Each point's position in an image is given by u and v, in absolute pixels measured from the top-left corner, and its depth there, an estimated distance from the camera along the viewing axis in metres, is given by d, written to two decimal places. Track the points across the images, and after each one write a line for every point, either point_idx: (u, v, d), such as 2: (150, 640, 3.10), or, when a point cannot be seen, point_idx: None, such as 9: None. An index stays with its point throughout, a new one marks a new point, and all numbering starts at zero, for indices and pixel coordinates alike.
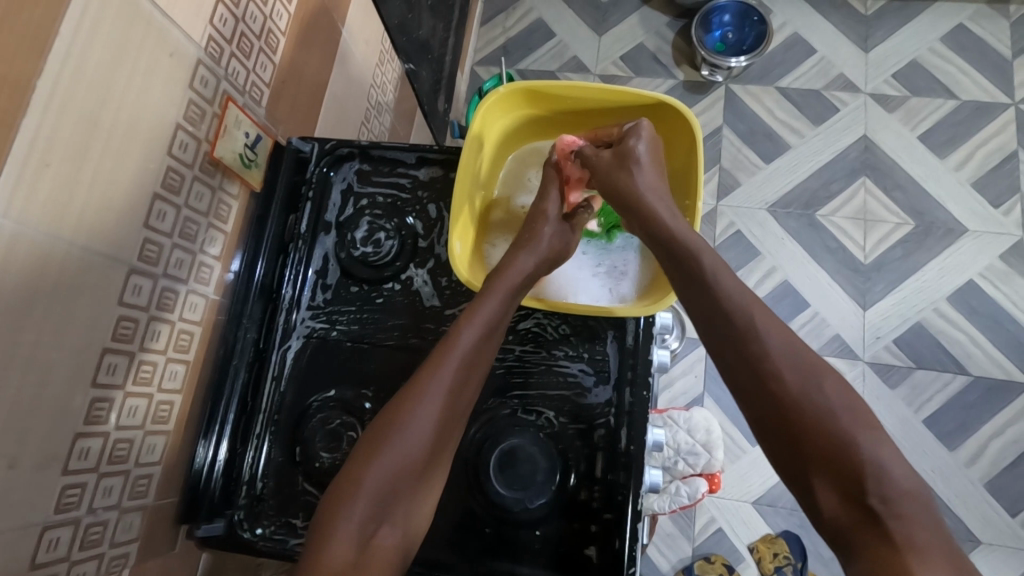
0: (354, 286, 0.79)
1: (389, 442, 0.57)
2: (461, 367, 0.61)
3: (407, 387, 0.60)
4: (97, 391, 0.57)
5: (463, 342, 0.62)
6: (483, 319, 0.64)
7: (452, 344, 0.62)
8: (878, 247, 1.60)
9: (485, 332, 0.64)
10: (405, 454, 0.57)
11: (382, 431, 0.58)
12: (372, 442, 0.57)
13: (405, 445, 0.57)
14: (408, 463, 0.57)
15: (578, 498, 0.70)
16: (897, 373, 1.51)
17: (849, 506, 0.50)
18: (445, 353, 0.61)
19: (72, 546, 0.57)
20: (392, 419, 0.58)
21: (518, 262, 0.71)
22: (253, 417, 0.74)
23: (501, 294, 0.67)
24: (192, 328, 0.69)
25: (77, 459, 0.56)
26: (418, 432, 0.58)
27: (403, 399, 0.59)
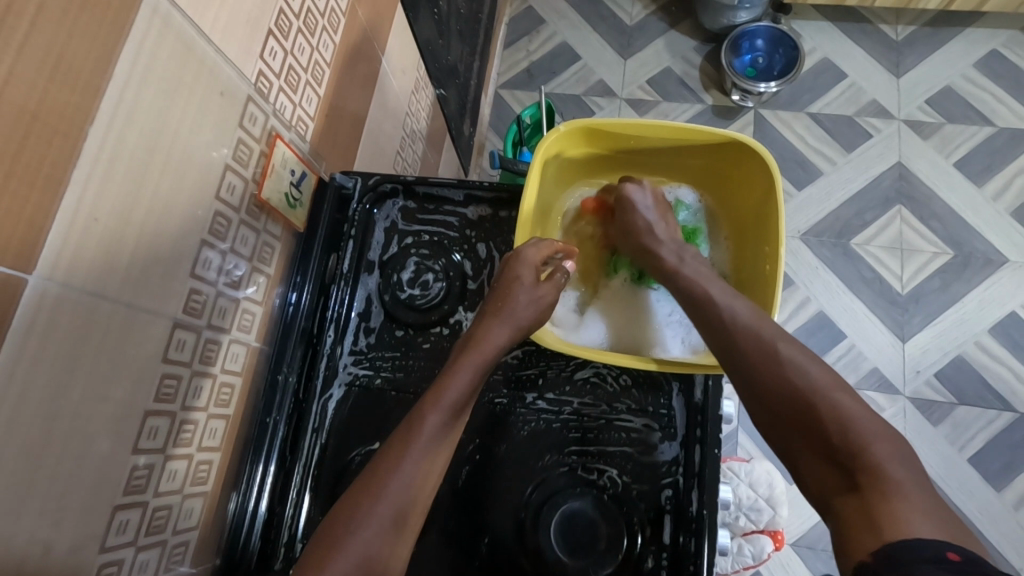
0: (398, 330, 0.75)
1: (342, 548, 0.50)
2: (423, 456, 0.56)
3: (367, 473, 0.55)
4: (139, 457, 0.53)
5: (427, 424, 0.57)
6: (451, 399, 0.59)
7: (417, 428, 0.57)
8: (916, 277, 1.55)
9: (452, 413, 0.59)
10: (366, 546, 0.50)
11: (337, 527, 0.51)
12: (319, 548, 0.50)
13: (361, 553, 0.50)
14: (370, 559, 0.50)
15: (644, 568, 0.64)
16: (939, 410, 1.46)
17: (831, 469, 0.49)
18: (408, 436, 0.56)
19: None
20: (344, 516, 0.52)
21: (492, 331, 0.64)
22: (293, 474, 0.69)
23: (467, 367, 0.61)
24: (233, 381, 0.64)
25: (115, 533, 0.51)
26: (376, 536, 0.51)
27: (363, 492, 0.53)
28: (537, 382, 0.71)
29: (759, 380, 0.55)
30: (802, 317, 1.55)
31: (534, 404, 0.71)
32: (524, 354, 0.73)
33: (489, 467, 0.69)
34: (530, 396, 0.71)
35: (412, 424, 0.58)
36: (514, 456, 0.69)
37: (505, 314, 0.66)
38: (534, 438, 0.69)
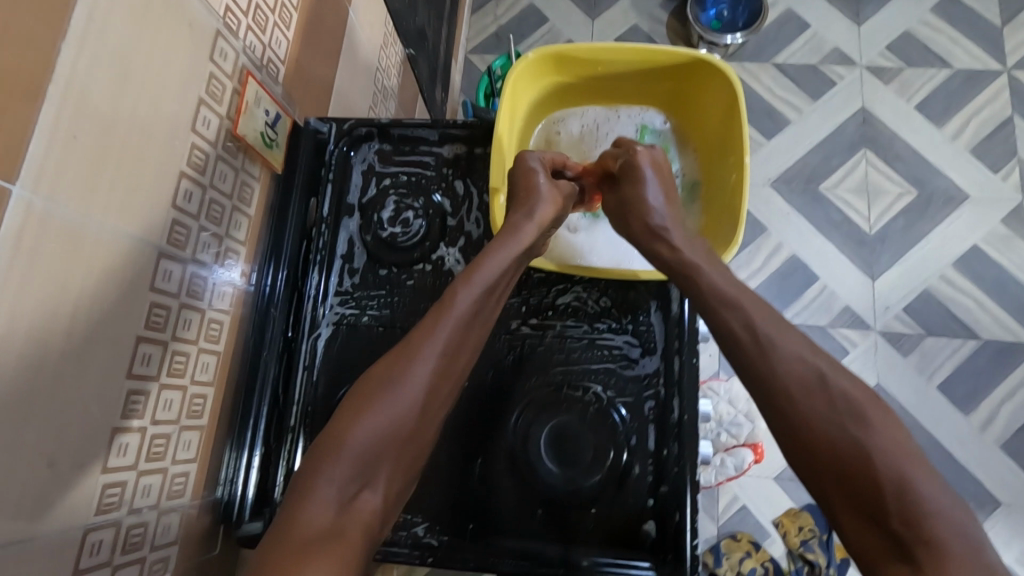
0: (382, 269, 0.76)
1: (379, 402, 0.53)
2: (457, 332, 0.58)
3: (400, 345, 0.57)
4: (133, 383, 0.54)
5: (459, 305, 0.59)
6: (484, 279, 0.62)
7: (450, 304, 0.59)
8: (883, 217, 1.60)
9: (483, 298, 0.61)
10: (396, 408, 0.53)
11: (367, 394, 0.54)
12: (356, 404, 0.53)
13: (394, 406, 0.53)
14: (400, 419, 0.53)
15: (631, 474, 0.67)
16: (908, 341, 1.52)
17: (878, 536, 0.46)
18: (440, 315, 0.58)
19: (114, 549, 0.54)
20: (374, 383, 0.54)
21: (522, 223, 0.68)
22: (288, 411, 0.71)
23: (502, 256, 0.64)
24: (221, 319, 0.66)
25: (116, 456, 0.53)
26: (411, 392, 0.54)
27: (395, 362, 0.56)
28: (520, 310, 0.73)
29: (810, 444, 0.50)
30: (775, 262, 1.60)
31: (518, 330, 0.73)
32: None
33: (480, 389, 0.71)
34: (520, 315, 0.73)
35: (444, 298, 0.60)
36: (502, 380, 0.71)
37: (531, 210, 0.69)
38: (525, 358, 0.72)
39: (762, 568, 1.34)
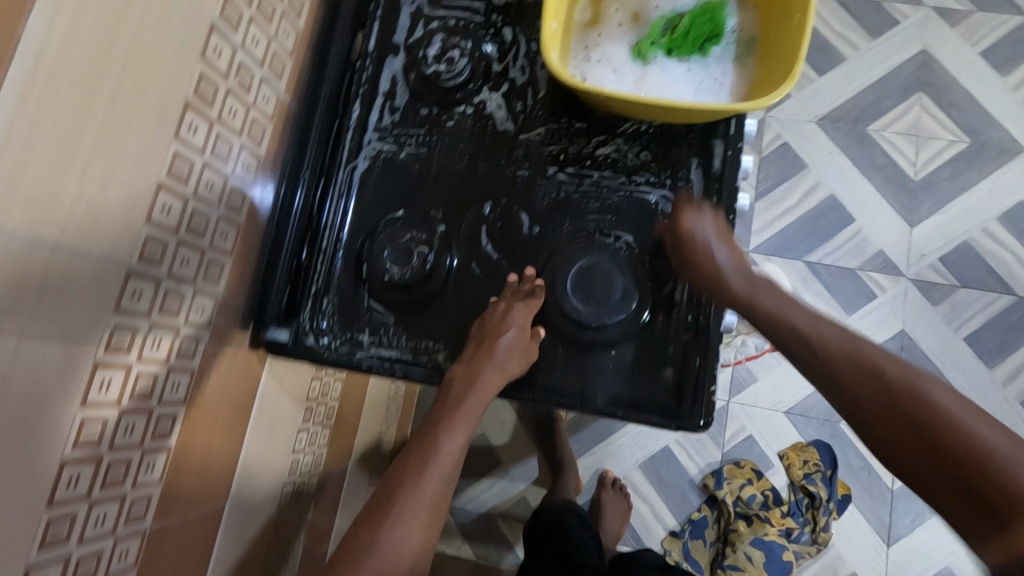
0: (423, 109, 0.76)
1: (375, 542, 0.56)
2: (443, 471, 0.60)
3: (387, 488, 0.60)
4: (179, 146, 0.53)
5: (441, 449, 0.61)
6: (466, 422, 0.63)
7: (433, 451, 0.61)
8: (929, 164, 1.55)
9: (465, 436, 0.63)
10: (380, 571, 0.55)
11: (354, 552, 0.56)
12: (356, 544, 0.56)
13: (395, 542, 0.57)
14: None
15: (655, 321, 0.68)
16: (939, 292, 1.48)
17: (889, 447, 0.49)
18: (424, 456, 0.61)
19: (154, 304, 0.53)
20: (362, 539, 0.57)
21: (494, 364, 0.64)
22: (320, 232, 0.72)
23: (479, 402, 0.64)
24: (263, 121, 0.65)
25: (160, 213, 0.52)
26: (414, 510, 0.58)
27: (384, 509, 0.58)
28: (559, 157, 0.73)
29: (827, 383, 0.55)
30: (812, 200, 1.55)
31: (555, 177, 0.73)
32: (546, 132, 0.74)
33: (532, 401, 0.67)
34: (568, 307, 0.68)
35: (427, 441, 0.62)
36: (532, 223, 0.72)
37: (496, 355, 0.64)
38: (563, 372, 0.68)
39: (761, 497, 1.39)
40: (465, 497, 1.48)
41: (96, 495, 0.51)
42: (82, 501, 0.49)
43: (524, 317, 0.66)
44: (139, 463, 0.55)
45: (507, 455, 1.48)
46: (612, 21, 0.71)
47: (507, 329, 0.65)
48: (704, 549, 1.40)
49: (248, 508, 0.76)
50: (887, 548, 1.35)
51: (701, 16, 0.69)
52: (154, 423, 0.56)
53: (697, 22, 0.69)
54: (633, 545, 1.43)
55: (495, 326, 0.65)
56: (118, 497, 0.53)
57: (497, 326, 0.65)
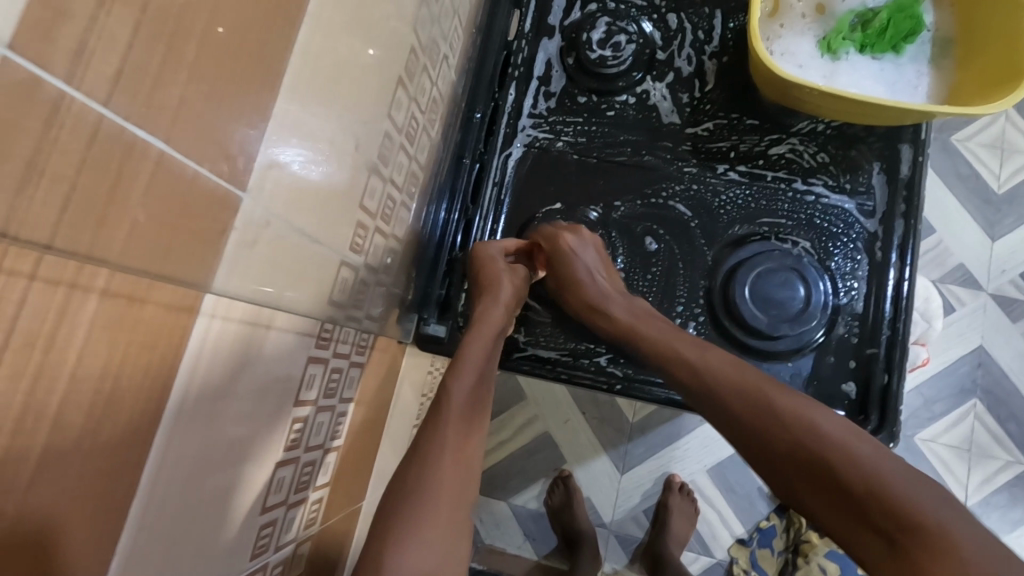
0: (581, 96, 0.72)
1: (403, 535, 0.45)
2: (458, 417, 0.53)
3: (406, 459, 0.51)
4: (389, 123, 0.49)
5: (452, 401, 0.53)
6: (473, 364, 0.56)
7: (442, 400, 0.53)
8: (1015, 177, 1.45)
9: (477, 384, 0.56)
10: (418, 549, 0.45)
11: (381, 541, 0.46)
12: (376, 546, 0.45)
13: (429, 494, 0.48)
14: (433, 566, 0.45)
15: (835, 333, 0.64)
16: (1019, 308, 1.41)
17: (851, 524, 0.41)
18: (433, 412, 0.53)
19: (350, 295, 0.49)
20: (393, 516, 0.47)
21: (488, 315, 0.59)
22: (474, 220, 0.68)
23: (476, 350, 0.57)
24: (439, 101, 0.61)
25: (368, 197, 0.48)
26: (439, 478, 0.48)
27: (403, 481, 0.49)
28: (728, 155, 0.69)
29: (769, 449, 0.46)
30: None
31: (725, 175, 0.69)
32: (713, 127, 0.70)
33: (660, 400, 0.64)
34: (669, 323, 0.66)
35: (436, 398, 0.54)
36: (700, 222, 0.68)
37: (500, 299, 0.60)
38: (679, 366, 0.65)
39: None
40: (527, 495, 1.45)
41: (291, 499, 0.47)
42: (281, 505, 0.46)
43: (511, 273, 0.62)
44: (321, 463, 0.52)
45: (574, 455, 1.45)
46: (795, 12, 0.67)
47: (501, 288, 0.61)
48: (772, 559, 1.35)
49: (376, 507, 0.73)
50: None
51: (899, 10, 0.64)
52: (335, 420, 0.53)
53: (893, 17, 0.64)
54: (697, 551, 1.41)
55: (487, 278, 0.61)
56: (303, 501, 0.50)
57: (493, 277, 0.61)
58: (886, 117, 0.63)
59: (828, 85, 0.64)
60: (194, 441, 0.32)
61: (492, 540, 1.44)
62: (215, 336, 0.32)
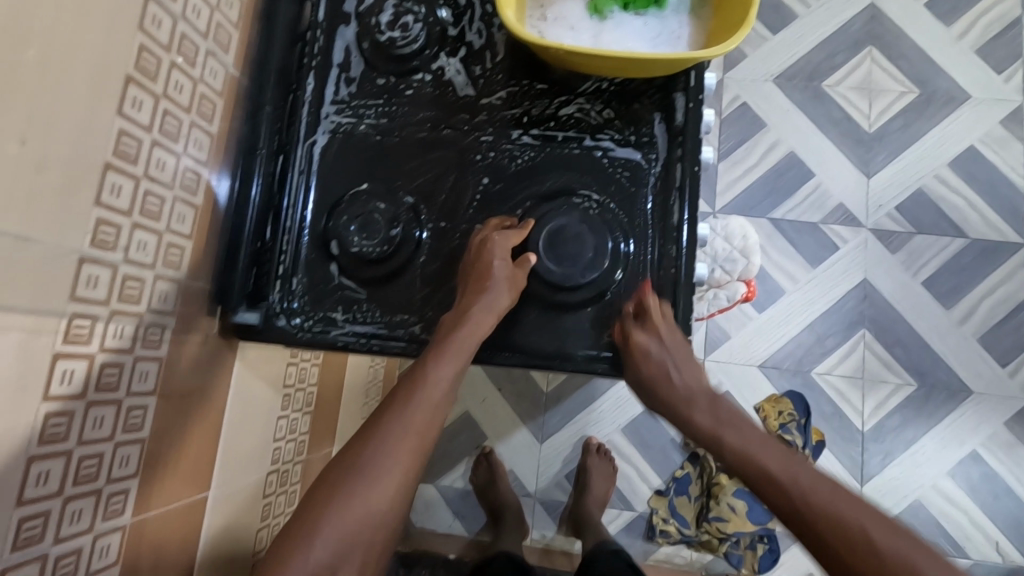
0: (379, 79, 0.74)
1: (356, 477, 0.55)
2: (437, 398, 0.60)
3: (376, 419, 0.59)
4: (124, 122, 0.50)
5: (432, 383, 0.60)
6: (456, 350, 0.62)
7: (424, 379, 0.60)
8: (883, 116, 1.51)
9: (456, 367, 0.61)
10: (370, 491, 0.54)
11: (345, 471, 0.55)
12: (335, 482, 0.55)
13: (366, 488, 0.54)
14: (372, 510, 0.54)
15: (629, 274, 0.69)
16: (896, 239, 1.47)
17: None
18: (413, 388, 0.60)
19: (111, 292, 0.51)
20: (351, 460, 0.56)
21: (478, 307, 0.63)
22: (282, 208, 0.70)
23: (457, 346, 0.62)
24: (214, 97, 0.62)
25: (109, 194, 0.50)
26: (399, 441, 0.57)
27: (369, 437, 0.57)
28: (522, 120, 0.72)
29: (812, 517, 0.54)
30: (771, 159, 1.51)
31: (520, 140, 0.72)
32: (507, 95, 0.73)
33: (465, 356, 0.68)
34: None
35: (419, 370, 0.61)
36: (500, 186, 0.71)
37: (488, 290, 0.64)
38: None
39: None
40: (453, 476, 1.48)
41: (70, 491, 0.49)
42: (55, 498, 0.48)
43: (509, 273, 0.66)
44: (112, 456, 0.54)
45: (493, 432, 1.49)
46: None
47: (494, 284, 0.65)
48: (689, 505, 1.39)
49: (232, 497, 0.75)
50: (862, 487, 1.39)
51: None
52: (124, 415, 0.54)
53: None
54: (620, 507, 1.46)
55: (487, 271, 0.65)
56: (94, 493, 0.52)
57: (487, 269, 0.65)
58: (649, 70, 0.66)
59: (595, 44, 0.68)
60: None
61: (422, 523, 1.47)
62: None
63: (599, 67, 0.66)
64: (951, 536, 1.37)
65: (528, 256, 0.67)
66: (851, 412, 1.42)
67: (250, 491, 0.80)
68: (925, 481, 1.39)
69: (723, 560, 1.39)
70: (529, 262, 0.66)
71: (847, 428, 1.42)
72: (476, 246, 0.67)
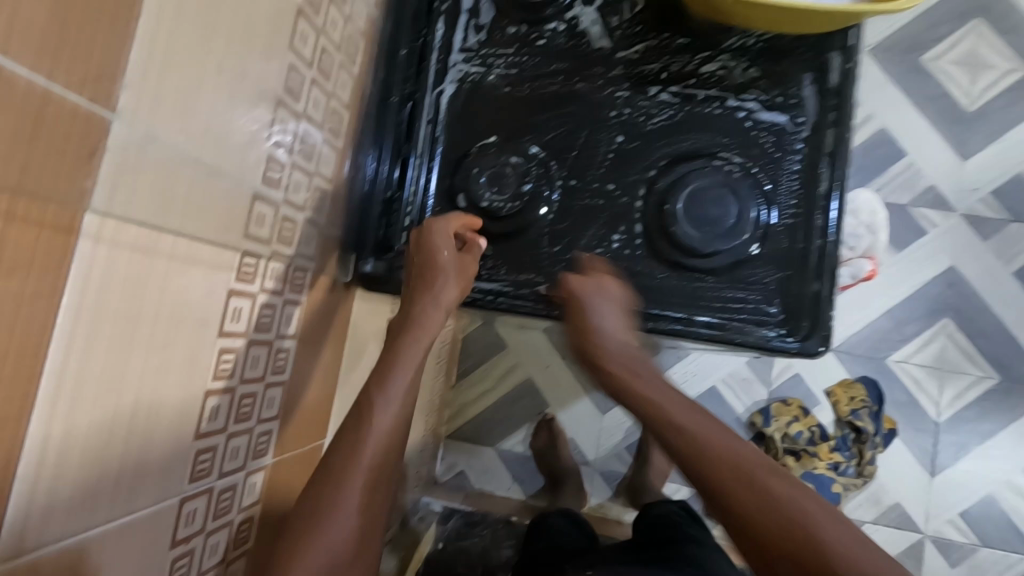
0: (510, 27, 0.70)
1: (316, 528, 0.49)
2: (388, 427, 0.54)
3: (325, 465, 0.52)
4: (293, 57, 0.49)
5: (378, 415, 0.54)
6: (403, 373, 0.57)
7: (368, 412, 0.54)
8: (985, 93, 1.42)
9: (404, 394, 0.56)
10: (337, 537, 0.49)
11: (304, 523, 0.49)
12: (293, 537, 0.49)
13: (332, 534, 0.49)
14: (342, 552, 0.49)
15: (771, 243, 0.66)
16: (989, 225, 1.40)
17: None
18: (358, 424, 0.53)
19: (273, 232, 0.50)
20: (309, 509, 0.50)
21: (427, 318, 0.60)
22: (410, 158, 0.69)
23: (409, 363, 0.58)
24: (357, 37, 0.60)
25: (277, 130, 0.48)
26: (353, 480, 0.51)
27: (321, 486, 0.51)
28: (660, 77, 0.69)
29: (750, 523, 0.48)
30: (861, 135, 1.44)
31: (657, 97, 0.69)
32: (645, 49, 0.69)
33: None
34: (605, 242, 0.68)
35: (364, 404, 0.55)
36: (633, 145, 0.68)
37: (434, 291, 0.60)
38: None
39: (808, 433, 1.37)
40: (512, 440, 1.49)
41: (231, 428, 0.50)
42: (220, 434, 0.48)
43: (456, 262, 0.62)
44: (262, 397, 0.54)
45: (554, 399, 1.49)
46: None
47: (439, 277, 0.61)
48: None
49: None
50: (932, 478, 1.36)
51: None
52: (273, 356, 0.54)
53: None
54: (679, 482, 1.44)
55: (431, 263, 0.61)
56: (247, 431, 0.52)
57: (432, 259, 0.61)
58: (810, 25, 0.62)
59: None
60: (98, 359, 0.34)
61: (481, 485, 1.48)
62: (106, 256, 0.33)
63: (759, 20, 0.62)
64: (1020, 531, 1.34)
65: (478, 239, 0.64)
66: (925, 401, 1.38)
67: None
68: (998, 476, 1.35)
69: None
70: (478, 247, 0.64)
71: (920, 417, 1.38)
72: (416, 236, 0.63)
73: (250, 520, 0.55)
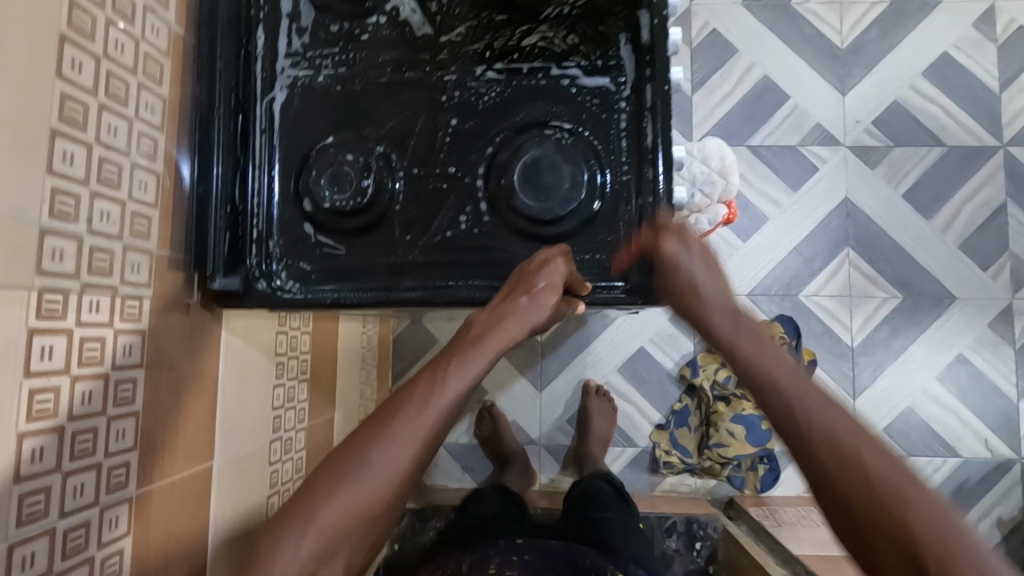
0: (333, 25, 0.71)
1: (355, 467, 0.50)
2: (445, 407, 0.54)
3: (382, 418, 0.53)
4: (66, 86, 0.48)
5: (439, 396, 0.54)
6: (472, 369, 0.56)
7: (433, 391, 0.54)
8: (855, 29, 1.48)
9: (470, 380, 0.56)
10: (367, 488, 0.49)
11: (344, 462, 0.51)
12: (335, 470, 0.50)
13: (366, 484, 0.50)
14: (369, 504, 0.49)
15: (608, 203, 0.68)
16: (875, 154, 1.47)
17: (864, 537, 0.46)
18: (422, 397, 0.54)
19: (80, 264, 0.50)
20: (352, 453, 0.51)
21: (518, 314, 0.60)
22: (248, 169, 0.68)
23: (484, 355, 0.58)
24: (160, 58, 0.60)
25: (61, 161, 0.48)
26: (400, 442, 0.51)
27: (369, 436, 0.52)
28: (485, 55, 0.70)
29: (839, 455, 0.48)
30: (747, 83, 1.48)
31: (485, 76, 0.70)
32: (467, 30, 0.70)
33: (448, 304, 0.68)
34: (454, 225, 0.69)
35: (434, 378, 0.55)
36: (467, 125, 0.70)
37: (525, 287, 0.62)
38: (472, 267, 0.68)
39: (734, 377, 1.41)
40: (458, 432, 1.51)
41: (67, 467, 0.49)
42: (53, 474, 0.48)
43: (561, 271, 0.63)
44: (107, 431, 0.53)
45: (493, 385, 1.50)
46: None
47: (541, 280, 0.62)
48: (690, 435, 1.44)
49: (240, 462, 0.77)
50: (856, 400, 1.42)
51: None
52: (113, 389, 0.54)
53: None
54: (623, 444, 1.47)
55: (532, 273, 0.62)
56: (93, 467, 0.52)
57: (535, 269, 0.62)
58: None
59: None
60: None
61: (433, 480, 1.50)
62: None
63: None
64: (942, 437, 1.41)
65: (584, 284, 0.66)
66: (840, 329, 1.44)
67: (257, 454, 0.81)
68: (915, 388, 1.42)
69: (726, 484, 1.44)
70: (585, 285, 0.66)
71: (838, 345, 1.44)
72: (540, 261, 0.63)
73: (119, 552, 0.55)
